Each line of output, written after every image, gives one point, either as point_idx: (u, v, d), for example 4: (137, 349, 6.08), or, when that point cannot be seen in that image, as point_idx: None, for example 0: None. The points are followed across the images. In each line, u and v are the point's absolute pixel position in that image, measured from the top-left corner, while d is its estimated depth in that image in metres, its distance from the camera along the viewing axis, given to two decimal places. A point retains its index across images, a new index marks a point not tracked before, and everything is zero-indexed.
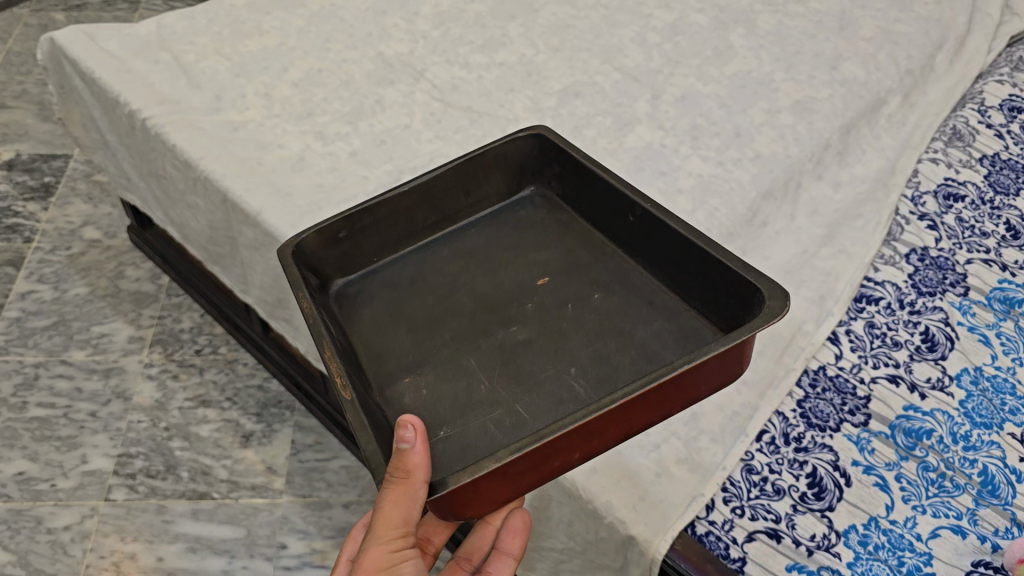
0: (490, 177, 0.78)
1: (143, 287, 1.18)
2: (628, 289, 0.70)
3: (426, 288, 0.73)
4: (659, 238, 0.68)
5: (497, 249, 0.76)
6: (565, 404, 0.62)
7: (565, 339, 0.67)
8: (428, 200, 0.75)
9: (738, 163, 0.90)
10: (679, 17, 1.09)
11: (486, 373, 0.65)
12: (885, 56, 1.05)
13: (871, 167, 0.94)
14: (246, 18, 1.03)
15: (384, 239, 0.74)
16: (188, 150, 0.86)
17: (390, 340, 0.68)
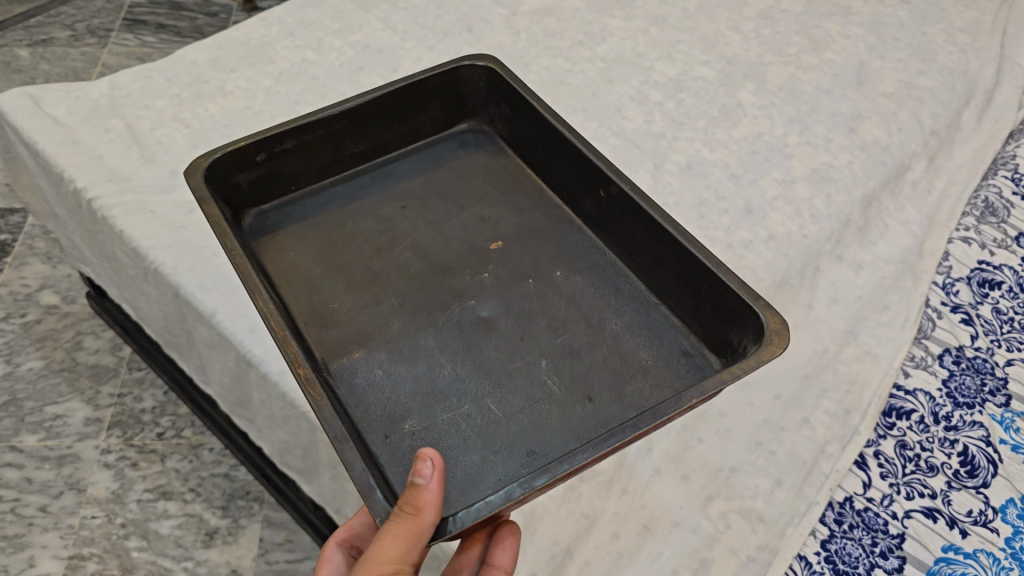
0: (425, 107, 0.89)
1: (103, 360, 1.09)
2: (586, 268, 0.79)
3: (359, 232, 0.81)
4: (626, 218, 0.76)
5: (432, 194, 0.86)
6: (539, 405, 0.67)
7: (530, 323, 0.74)
8: (358, 129, 0.84)
9: (750, 245, 0.82)
10: (683, 71, 1.00)
11: (449, 360, 0.70)
12: (908, 115, 0.97)
13: (896, 246, 0.86)
14: (208, 77, 0.94)
15: (304, 161, 0.83)
16: (136, 236, 0.77)
17: (331, 295, 0.74)
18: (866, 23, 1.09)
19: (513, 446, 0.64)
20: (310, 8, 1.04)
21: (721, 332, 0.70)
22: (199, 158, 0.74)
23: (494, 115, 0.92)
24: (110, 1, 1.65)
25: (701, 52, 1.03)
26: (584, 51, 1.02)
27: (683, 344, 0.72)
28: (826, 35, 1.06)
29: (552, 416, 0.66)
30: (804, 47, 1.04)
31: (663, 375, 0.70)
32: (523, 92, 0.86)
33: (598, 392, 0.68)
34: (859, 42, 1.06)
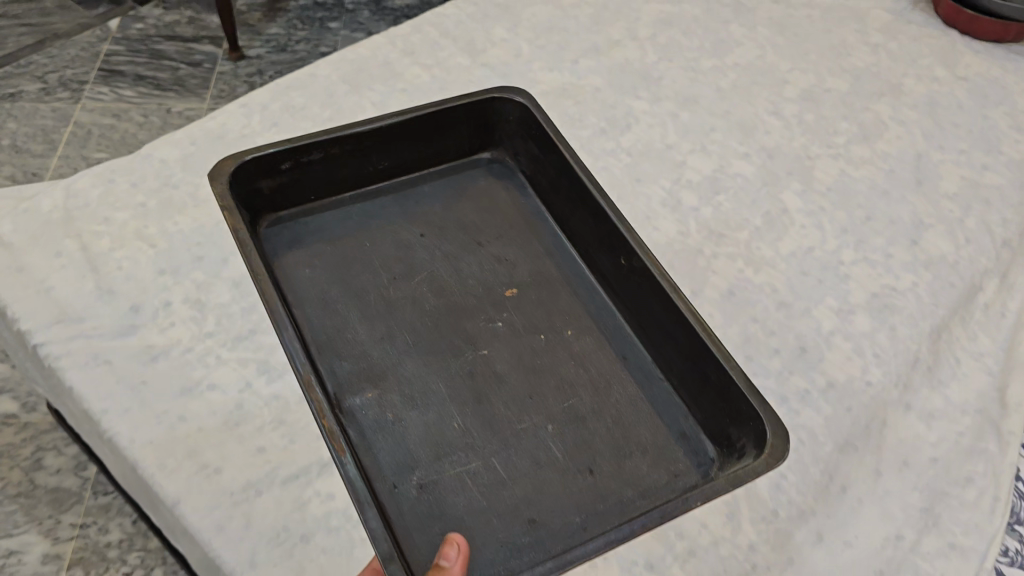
0: (454, 128, 0.89)
1: (65, 482, 1.00)
2: (594, 328, 0.78)
3: (378, 262, 0.80)
4: (645, 289, 0.76)
5: (452, 224, 0.85)
6: (543, 472, 0.67)
7: (540, 380, 0.73)
8: (384, 147, 0.85)
9: (806, 397, 0.70)
10: (719, 167, 0.89)
11: (458, 412, 0.70)
12: (975, 223, 0.85)
13: (970, 388, 0.74)
14: (179, 181, 0.82)
15: (328, 176, 0.84)
16: (87, 395, 0.65)
17: (346, 328, 0.74)
18: (921, 103, 0.97)
19: (515, 514, 0.64)
20: (295, 91, 0.91)
21: (726, 426, 0.70)
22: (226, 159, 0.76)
23: (519, 150, 0.91)
24: (84, 48, 1.53)
25: (738, 142, 0.91)
26: (606, 143, 0.90)
27: (681, 426, 0.72)
28: (877, 120, 0.94)
29: (556, 489, 0.66)
30: (854, 136, 0.93)
31: (670, 452, 0.70)
32: (555, 134, 0.86)
33: (599, 461, 0.68)
34: (915, 129, 0.94)
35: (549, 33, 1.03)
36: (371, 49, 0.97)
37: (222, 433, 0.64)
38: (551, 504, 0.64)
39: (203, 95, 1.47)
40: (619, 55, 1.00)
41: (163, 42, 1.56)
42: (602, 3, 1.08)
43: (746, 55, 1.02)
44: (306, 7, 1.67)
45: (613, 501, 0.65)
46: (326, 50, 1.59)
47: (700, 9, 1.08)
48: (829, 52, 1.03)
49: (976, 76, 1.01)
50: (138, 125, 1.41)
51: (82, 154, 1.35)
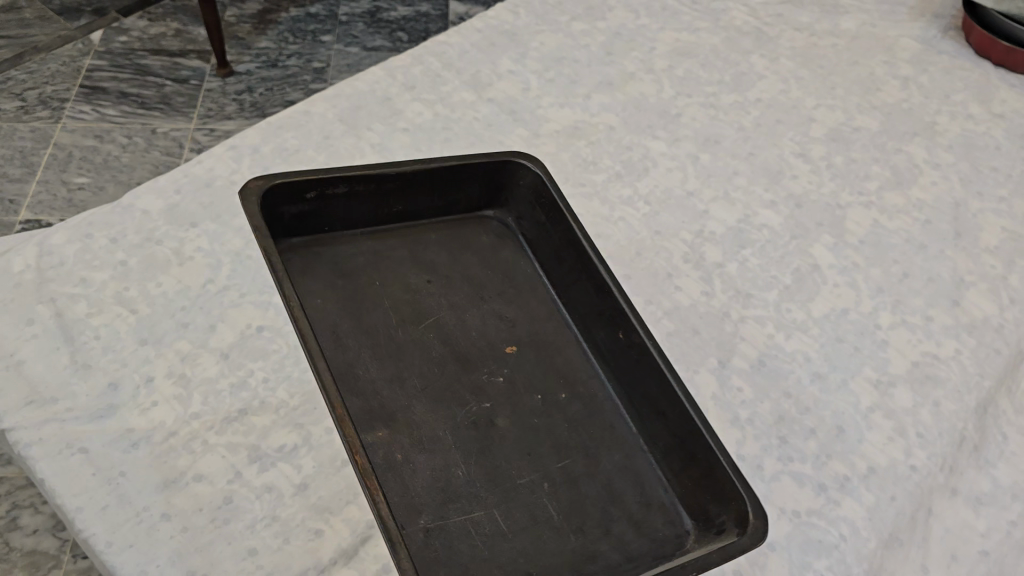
0: (469, 183, 0.79)
1: (42, 545, 0.96)
2: (594, 401, 0.69)
3: (388, 298, 0.71)
4: (641, 367, 0.68)
5: (459, 276, 0.75)
6: (539, 528, 0.59)
7: (539, 443, 0.65)
8: (404, 190, 0.76)
9: (846, 485, 0.65)
10: (745, 217, 0.83)
11: (463, 459, 0.62)
12: (1019, 280, 0.80)
13: (1021, 467, 0.68)
14: (162, 234, 0.75)
15: (347, 211, 0.74)
16: (59, 490, 0.59)
17: (356, 361, 0.66)
18: (956, 145, 0.91)
19: (511, 567, 0.57)
20: (289, 131, 0.84)
21: (707, 501, 0.62)
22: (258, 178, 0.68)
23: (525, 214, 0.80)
24: (65, 63, 1.46)
25: (764, 188, 0.86)
26: (623, 189, 0.84)
27: (660, 496, 0.64)
28: (910, 164, 0.89)
29: (551, 544, 0.59)
30: (886, 182, 0.87)
31: (651, 522, 0.62)
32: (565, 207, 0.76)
33: (591, 523, 0.61)
34: (951, 174, 0.88)
35: (559, 64, 0.97)
36: (370, 83, 0.91)
37: (209, 532, 0.58)
38: (548, 563, 0.58)
39: (190, 114, 1.41)
40: (635, 89, 0.95)
41: (148, 57, 1.49)
42: (614, 32, 1.02)
43: (769, 90, 0.96)
44: (298, 19, 1.60)
45: (606, 571, 0.58)
46: (318, 65, 1.52)
47: (718, 39, 1.03)
48: (856, 87, 0.97)
49: (1012, 113, 0.96)
50: (121, 146, 1.34)
51: (63, 179, 1.29)
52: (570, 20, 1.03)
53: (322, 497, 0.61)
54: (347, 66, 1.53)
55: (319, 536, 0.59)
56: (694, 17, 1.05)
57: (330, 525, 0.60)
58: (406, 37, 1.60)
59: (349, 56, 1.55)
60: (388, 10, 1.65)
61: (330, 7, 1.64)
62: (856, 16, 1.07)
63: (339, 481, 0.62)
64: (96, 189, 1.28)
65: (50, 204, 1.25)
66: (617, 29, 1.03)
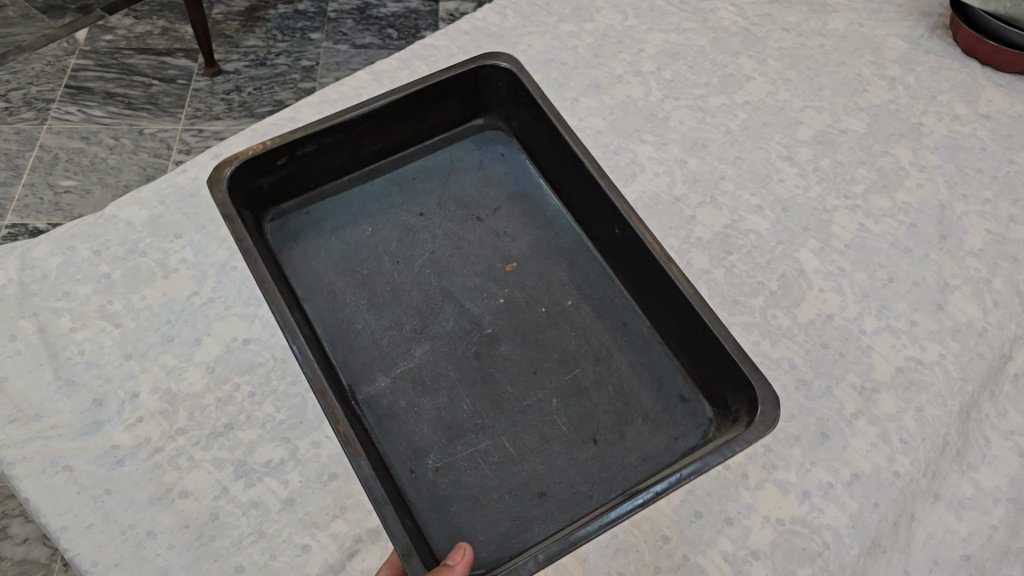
0: (449, 101, 0.78)
1: (32, 553, 0.97)
2: (599, 297, 0.71)
3: (379, 238, 0.73)
4: (641, 258, 0.68)
5: (450, 200, 0.77)
6: (548, 446, 0.62)
7: (545, 363, 0.67)
8: (378, 128, 0.74)
9: (830, 492, 0.65)
10: (731, 222, 0.83)
11: (467, 394, 0.65)
12: (1003, 283, 0.80)
13: (1003, 471, 0.69)
14: (146, 246, 0.75)
15: (324, 163, 0.74)
16: (45, 509, 0.59)
17: (352, 314, 0.68)
18: (942, 146, 0.92)
19: (522, 491, 0.60)
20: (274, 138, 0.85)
21: (724, 392, 0.62)
22: (221, 166, 0.66)
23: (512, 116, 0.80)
24: (49, 63, 1.45)
25: (751, 192, 0.86)
26: None
27: (682, 389, 0.65)
28: (896, 166, 0.89)
29: (562, 460, 0.61)
30: (872, 184, 0.87)
31: (673, 416, 0.64)
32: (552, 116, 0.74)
33: (602, 429, 0.63)
34: (937, 177, 0.88)
35: (547, 67, 0.97)
36: (355, 88, 0.91)
37: (193, 550, 0.58)
38: (559, 480, 0.60)
39: (177, 114, 1.40)
40: (622, 92, 0.95)
41: (134, 55, 1.47)
42: (603, 33, 1.02)
43: (756, 92, 0.96)
44: (286, 16, 1.59)
45: (621, 474, 0.61)
46: (307, 64, 1.51)
47: (707, 40, 1.03)
48: (844, 88, 0.97)
49: (999, 113, 0.96)
50: (108, 148, 1.33)
51: (49, 182, 1.28)
52: (557, 21, 1.03)
53: (310, 511, 0.61)
54: (336, 64, 1.51)
55: (306, 551, 0.59)
56: (682, 18, 1.05)
57: (317, 539, 0.60)
58: (395, 34, 1.58)
59: (337, 54, 1.53)
60: (377, 6, 1.62)
61: (319, 3, 1.62)
62: (844, 14, 1.07)
63: (327, 495, 0.62)
64: (83, 193, 1.27)
65: (36, 207, 1.25)
66: (605, 30, 1.03)
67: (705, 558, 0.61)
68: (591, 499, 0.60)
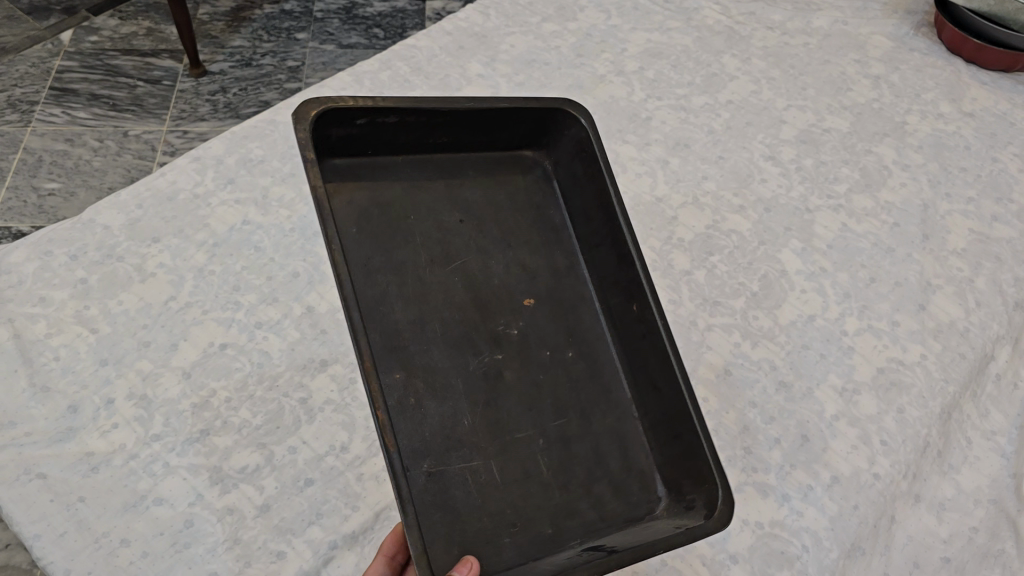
0: (525, 122, 0.69)
1: (14, 559, 0.96)
2: (597, 358, 0.63)
3: (415, 227, 0.64)
4: (649, 344, 0.60)
5: (489, 216, 0.67)
6: (529, 486, 0.55)
7: (547, 404, 0.59)
8: (455, 125, 0.66)
9: (809, 494, 0.65)
10: (713, 223, 0.83)
11: (470, 409, 0.57)
12: (985, 282, 0.80)
13: (984, 472, 0.69)
14: (123, 250, 0.74)
15: (392, 136, 0.64)
16: (17, 518, 0.58)
17: (377, 296, 0.59)
18: (926, 145, 0.91)
19: (498, 518, 0.53)
20: (254, 141, 0.84)
21: (681, 475, 0.57)
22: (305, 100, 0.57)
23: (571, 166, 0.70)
24: (34, 64, 1.44)
25: (733, 193, 0.85)
26: None
27: (644, 463, 0.59)
28: (879, 165, 0.89)
29: (538, 505, 0.55)
30: (855, 184, 0.87)
31: (630, 487, 0.58)
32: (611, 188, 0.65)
33: (576, 483, 0.57)
34: (920, 176, 0.88)
35: (529, 67, 0.97)
36: (336, 90, 0.91)
37: (168, 557, 0.58)
38: (530, 522, 0.54)
39: (162, 115, 1.39)
40: (605, 92, 0.94)
41: (119, 57, 1.47)
42: (586, 33, 1.02)
43: (739, 91, 0.96)
44: (272, 16, 1.58)
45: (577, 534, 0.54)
46: (293, 64, 1.50)
47: (690, 39, 1.02)
48: (827, 87, 0.97)
49: (983, 111, 0.95)
50: (92, 150, 1.33)
51: (33, 184, 1.27)
52: (541, 21, 1.03)
53: (285, 518, 0.61)
54: (322, 64, 1.51)
55: (281, 558, 0.59)
56: (666, 17, 1.05)
57: (292, 546, 0.59)
58: (382, 33, 1.58)
59: (324, 54, 1.53)
60: (364, 6, 1.62)
61: (306, 3, 1.62)
62: (829, 12, 1.07)
63: (302, 501, 0.62)
64: (67, 195, 1.27)
65: (19, 210, 1.24)
66: (588, 30, 1.02)
67: (683, 561, 0.61)
68: (551, 546, 0.53)
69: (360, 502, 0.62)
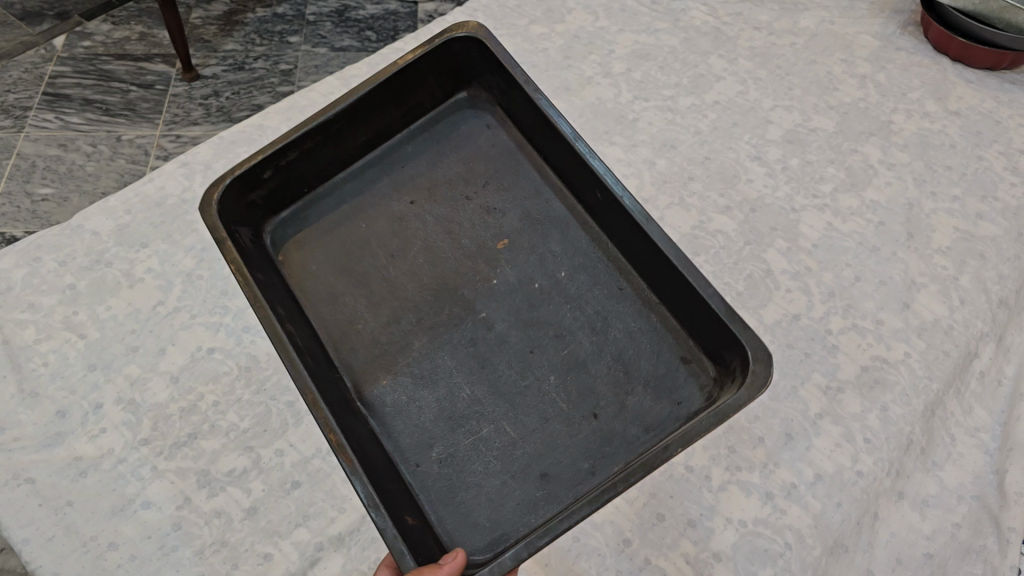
0: (425, 79, 0.72)
1: None
2: (592, 266, 0.67)
3: (374, 232, 0.69)
4: (623, 222, 0.64)
5: (440, 180, 0.72)
6: (549, 424, 0.60)
7: (543, 339, 0.64)
8: (361, 122, 0.70)
9: (793, 493, 0.65)
10: (699, 223, 0.83)
11: (465, 380, 0.62)
12: (970, 280, 0.80)
13: (967, 468, 0.70)
14: (113, 256, 0.75)
15: (316, 165, 0.70)
16: (7, 522, 0.59)
17: (350, 314, 0.65)
18: (911, 144, 0.92)
19: (524, 466, 0.58)
20: (242, 146, 0.85)
21: (717, 347, 0.59)
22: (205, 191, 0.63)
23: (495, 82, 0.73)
24: (27, 70, 1.45)
25: (719, 193, 0.86)
26: None
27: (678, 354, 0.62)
28: (865, 165, 0.89)
29: (562, 439, 0.59)
30: (841, 183, 0.87)
31: (671, 379, 0.61)
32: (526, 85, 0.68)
33: (602, 401, 0.60)
34: (905, 175, 0.89)
35: None
36: (325, 94, 0.91)
37: (156, 560, 0.58)
38: (560, 456, 0.58)
39: (155, 120, 1.40)
40: (592, 93, 0.95)
41: (112, 61, 1.47)
42: (573, 35, 1.02)
43: (726, 91, 0.97)
44: (265, 20, 1.59)
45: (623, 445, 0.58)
46: (285, 67, 1.51)
47: (678, 40, 1.03)
48: (814, 87, 0.98)
49: (969, 110, 0.96)
50: (86, 155, 1.33)
51: (26, 189, 1.28)
52: (529, 23, 1.03)
53: (272, 520, 0.61)
54: (314, 67, 1.51)
55: (268, 560, 0.59)
56: (654, 18, 1.06)
57: (279, 548, 0.60)
58: (374, 36, 1.58)
59: (316, 57, 1.53)
60: (356, 9, 1.62)
61: (298, 7, 1.62)
62: (815, 12, 1.07)
63: (289, 503, 0.62)
64: (60, 200, 1.27)
65: (13, 216, 1.25)
66: (575, 32, 1.03)
67: (665, 560, 0.62)
68: (593, 472, 0.57)
69: (346, 504, 0.62)
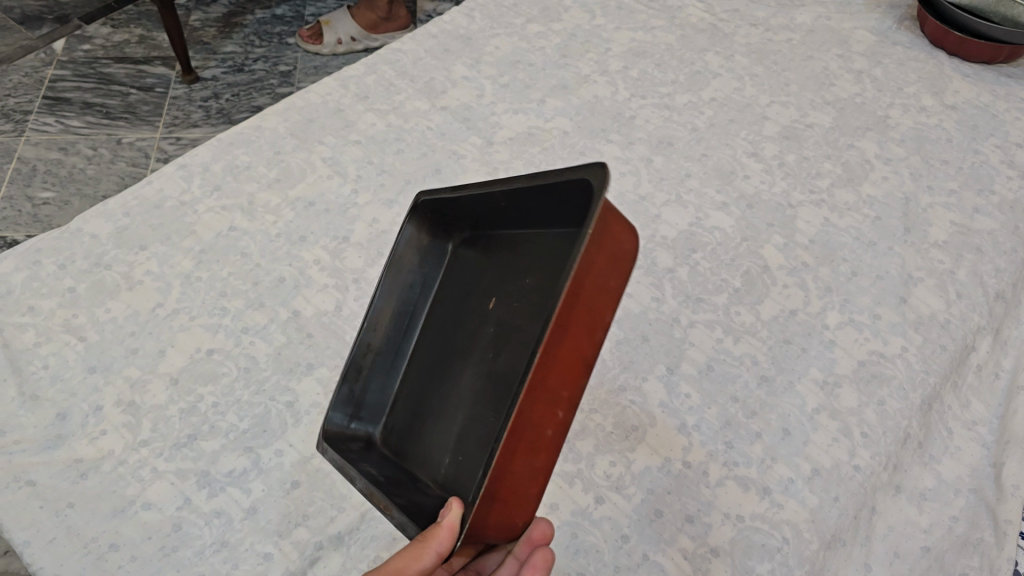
0: (430, 257, 0.64)
1: None
2: (553, 246, 0.55)
3: (444, 366, 0.58)
4: (529, 199, 0.54)
5: (467, 294, 0.61)
6: None
7: (531, 324, 0.54)
8: (399, 307, 0.62)
9: (790, 487, 0.65)
10: (696, 220, 0.83)
11: (490, 410, 0.53)
12: (967, 273, 0.80)
13: (964, 462, 0.70)
14: (112, 259, 0.75)
15: (388, 364, 0.61)
16: (8, 524, 0.59)
17: (434, 446, 0.55)
18: (908, 138, 0.92)
19: None
20: (240, 148, 0.86)
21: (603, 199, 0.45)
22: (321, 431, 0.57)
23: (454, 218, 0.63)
24: (28, 74, 1.45)
25: (716, 190, 0.86)
26: None
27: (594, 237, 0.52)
28: (861, 160, 0.89)
29: None
30: (837, 178, 0.88)
31: None
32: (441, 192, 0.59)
33: None
34: (901, 169, 0.89)
35: (514, 68, 0.97)
36: (322, 95, 0.92)
37: (156, 560, 0.59)
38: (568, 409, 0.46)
39: (155, 122, 1.40)
40: (588, 92, 0.95)
41: (112, 65, 1.48)
42: (570, 33, 1.03)
43: (722, 88, 0.97)
44: (264, 21, 1.60)
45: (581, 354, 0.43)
46: (285, 68, 1.51)
47: (674, 37, 1.03)
48: (810, 82, 0.98)
49: (966, 104, 0.96)
50: (87, 158, 1.34)
51: (27, 194, 1.28)
52: (525, 22, 1.04)
53: (272, 520, 0.61)
54: (313, 68, 1.51)
55: (268, 560, 0.60)
56: (649, 16, 1.06)
57: (279, 547, 0.60)
58: None
59: (315, 58, 1.54)
60: None
61: (297, 9, 1.64)
62: (812, 8, 1.07)
63: (289, 503, 0.62)
64: (61, 203, 1.27)
65: (15, 220, 1.25)
66: (573, 30, 1.03)
67: (664, 556, 0.61)
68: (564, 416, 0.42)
69: (345, 504, 0.63)
